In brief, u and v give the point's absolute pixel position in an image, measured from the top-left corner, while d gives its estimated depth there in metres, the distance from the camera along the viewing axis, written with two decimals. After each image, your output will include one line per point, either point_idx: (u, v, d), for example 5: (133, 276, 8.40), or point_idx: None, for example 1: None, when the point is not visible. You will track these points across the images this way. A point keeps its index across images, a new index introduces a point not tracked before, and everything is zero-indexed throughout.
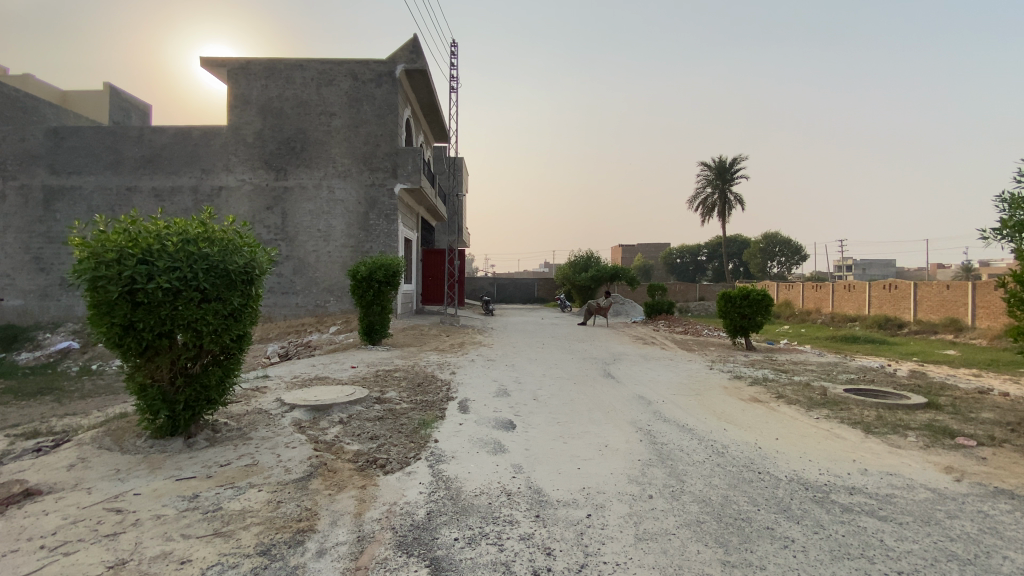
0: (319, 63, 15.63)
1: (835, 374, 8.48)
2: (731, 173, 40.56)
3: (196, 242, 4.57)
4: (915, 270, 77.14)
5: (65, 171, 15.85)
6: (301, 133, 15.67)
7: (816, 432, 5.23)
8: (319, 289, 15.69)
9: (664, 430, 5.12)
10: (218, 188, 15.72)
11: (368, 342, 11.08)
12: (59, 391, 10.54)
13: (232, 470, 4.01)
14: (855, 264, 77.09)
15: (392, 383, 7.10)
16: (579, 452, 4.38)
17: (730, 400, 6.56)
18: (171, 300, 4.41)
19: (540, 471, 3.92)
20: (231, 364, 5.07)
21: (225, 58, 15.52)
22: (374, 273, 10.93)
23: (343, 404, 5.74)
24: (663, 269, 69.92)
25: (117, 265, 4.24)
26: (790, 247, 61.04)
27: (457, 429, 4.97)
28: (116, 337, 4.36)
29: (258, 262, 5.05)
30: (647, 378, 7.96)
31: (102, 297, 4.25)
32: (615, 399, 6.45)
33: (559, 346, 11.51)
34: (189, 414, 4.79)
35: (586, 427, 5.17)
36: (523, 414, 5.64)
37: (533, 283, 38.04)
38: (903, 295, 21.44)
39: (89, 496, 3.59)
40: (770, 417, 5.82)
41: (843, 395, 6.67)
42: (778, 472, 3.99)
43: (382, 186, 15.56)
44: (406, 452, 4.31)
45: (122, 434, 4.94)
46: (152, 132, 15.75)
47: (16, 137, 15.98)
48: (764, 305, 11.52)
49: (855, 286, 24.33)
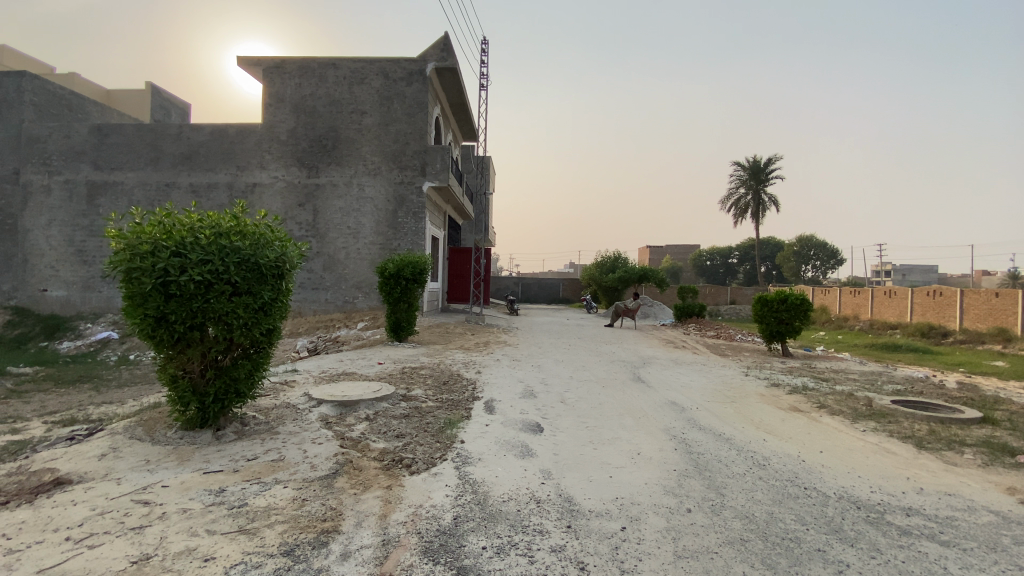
0: (352, 62, 15.78)
1: (880, 384, 8.05)
2: (765, 173, 39.45)
3: (228, 235, 4.58)
4: (958, 276, 73.64)
5: (107, 167, 16.42)
6: (333, 131, 15.85)
7: (864, 446, 4.93)
8: (348, 286, 15.86)
9: (700, 438, 4.90)
10: (252, 184, 16.04)
11: (395, 338, 11.10)
12: (98, 379, 10.90)
13: (259, 464, 3.98)
14: (894, 269, 74.10)
15: (418, 381, 7.04)
16: (611, 459, 4.21)
17: (768, 409, 6.27)
18: (203, 293, 4.42)
19: (570, 478, 3.76)
20: (261, 357, 5.07)
21: (260, 57, 15.83)
22: (402, 270, 10.92)
23: (370, 400, 5.70)
24: (692, 271, 68.61)
25: (150, 257, 4.27)
26: (826, 250, 58.98)
27: (484, 430, 4.85)
28: (149, 328, 4.40)
29: (289, 257, 5.04)
30: (678, 383, 7.69)
31: (137, 289, 4.30)
32: (646, 404, 6.23)
33: (587, 347, 11.30)
34: (218, 407, 4.81)
35: (617, 433, 4.98)
36: (550, 417, 5.49)
37: (559, 283, 37.76)
38: (948, 302, 20.38)
39: (118, 486, 3.63)
40: (812, 428, 5.52)
41: (890, 406, 6.28)
42: (826, 489, 3.74)
43: (410, 184, 15.62)
44: (432, 452, 4.20)
45: (153, 425, 5.00)
46: (190, 129, 16.19)
47: (62, 134, 16.61)
48: (802, 310, 11.08)
49: (897, 292, 23.28)
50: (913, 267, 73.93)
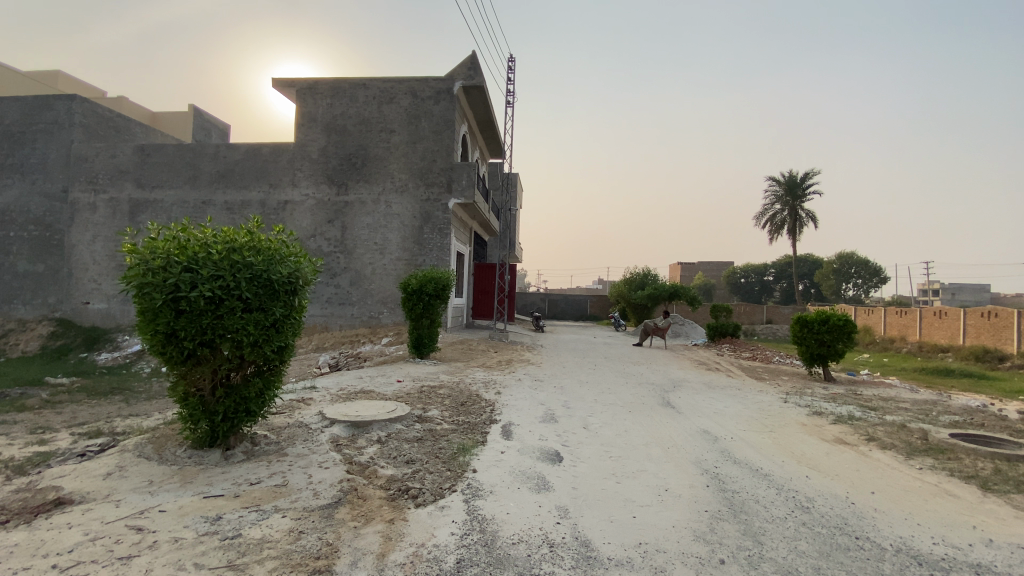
0: (382, 81, 16.04)
1: (936, 414, 7.36)
2: (802, 188, 38.22)
3: (240, 250, 4.48)
4: (1013, 296, 69.42)
5: (149, 186, 17.08)
6: (362, 150, 16.07)
7: (922, 487, 4.39)
8: (374, 301, 15.89)
9: (734, 474, 4.48)
10: (283, 202, 16.39)
11: (417, 355, 10.94)
12: (129, 391, 11.14)
13: (261, 490, 3.80)
14: (942, 289, 70.30)
15: (435, 401, 6.80)
16: (635, 496, 3.86)
17: (810, 441, 5.77)
18: (213, 310, 4.32)
19: (588, 517, 3.45)
20: (273, 375, 4.94)
21: (294, 79, 16.27)
22: (425, 286, 10.80)
23: (383, 421, 5.49)
24: (725, 289, 66.85)
25: (162, 272, 4.21)
26: (868, 268, 56.42)
27: (499, 457, 4.57)
28: (159, 344, 4.33)
29: (303, 272, 4.93)
30: (711, 409, 7.22)
31: (149, 304, 4.25)
32: (675, 433, 5.82)
33: (614, 368, 10.87)
34: (228, 426, 4.68)
35: (642, 465, 4.62)
36: (571, 445, 5.16)
37: (587, 299, 37.25)
38: (1004, 324, 19.02)
39: (117, 509, 3.51)
40: (861, 465, 5.00)
41: (949, 440, 5.67)
42: (881, 540, 3.29)
43: (437, 201, 15.64)
44: (441, 482, 3.95)
45: (164, 442, 4.93)
46: (226, 149, 16.71)
47: (108, 154, 17.39)
48: (845, 332, 10.40)
49: (947, 312, 21.91)
50: (963, 286, 69.98)
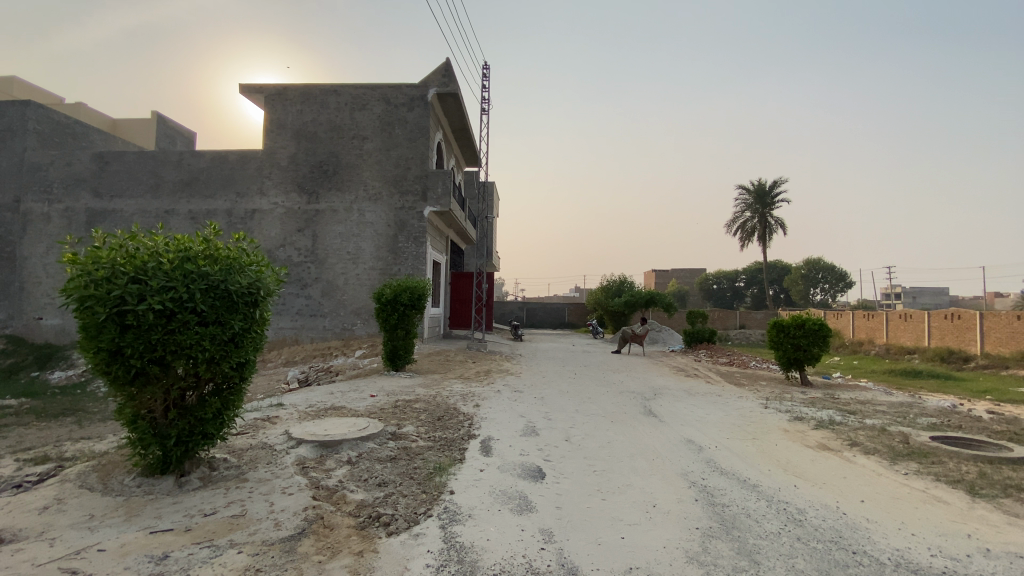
0: (354, 88, 15.72)
1: (914, 416, 7.40)
2: (771, 196, 39.16)
3: (195, 259, 4.14)
4: (969, 299, 72.47)
5: (107, 195, 16.29)
6: (333, 157, 15.68)
7: (910, 494, 4.32)
8: (346, 312, 15.43)
9: (723, 486, 4.32)
10: (251, 211, 15.84)
11: (392, 367, 10.59)
12: (82, 412, 10.45)
13: (215, 522, 3.45)
14: (904, 292, 73.05)
15: (410, 416, 6.50)
16: (622, 514, 3.65)
17: (794, 448, 5.67)
18: (163, 324, 3.96)
19: (573, 540, 3.22)
20: (233, 394, 4.57)
21: (263, 85, 15.83)
22: (399, 296, 10.48)
23: (354, 440, 5.17)
24: (698, 296, 68.03)
25: (106, 284, 3.84)
26: (834, 273, 58.12)
27: (477, 476, 4.32)
28: (103, 363, 3.95)
29: (265, 282, 4.59)
30: (693, 417, 7.10)
31: (91, 319, 3.87)
32: (660, 444, 5.65)
33: (594, 376, 10.70)
34: (182, 450, 4.30)
35: (627, 479, 4.42)
36: (553, 459, 4.94)
37: (565, 308, 37.28)
38: (967, 326, 19.66)
39: (50, 550, 3.11)
40: (847, 471, 4.92)
41: (931, 444, 5.65)
42: (878, 553, 3.16)
43: (411, 209, 15.34)
44: (414, 507, 3.67)
45: (111, 470, 4.51)
46: (191, 156, 16.11)
47: (64, 162, 16.54)
48: (821, 336, 10.49)
49: (912, 315, 22.58)
50: (923, 289, 72.87)
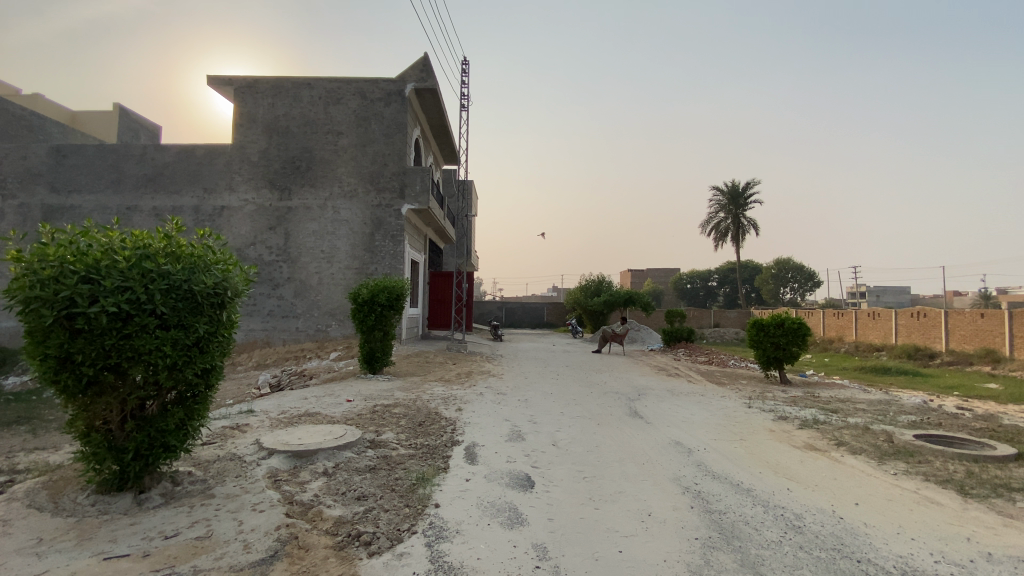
0: (328, 81, 15.25)
1: (894, 414, 7.46)
2: (744, 198, 39.86)
3: (154, 257, 3.80)
4: (929, 297, 75.28)
5: (65, 190, 15.42)
6: (307, 152, 15.19)
7: (902, 496, 4.29)
8: (321, 313, 14.95)
9: (716, 491, 4.19)
10: (219, 208, 15.21)
11: (368, 370, 10.24)
12: (36, 420, 9.79)
13: (177, 546, 3.13)
14: (868, 291, 75.53)
15: (390, 422, 6.22)
16: (617, 524, 3.48)
17: (782, 449, 5.62)
18: (118, 328, 3.60)
19: (569, 556, 3.03)
20: (198, 403, 4.22)
21: (232, 77, 15.23)
22: (377, 296, 10.14)
23: (330, 449, 4.89)
24: (673, 295, 68.97)
25: (53, 284, 3.47)
26: (803, 272, 59.62)
27: (463, 487, 4.09)
28: (50, 372, 3.57)
29: (232, 282, 4.26)
30: (678, 418, 7.02)
31: (35, 324, 3.49)
32: (648, 447, 5.51)
33: (576, 377, 10.56)
34: (141, 465, 3.94)
35: (619, 486, 4.26)
36: (542, 466, 4.75)
37: (543, 307, 37.23)
38: (932, 323, 20.29)
39: None
40: (837, 472, 4.88)
41: (915, 442, 5.67)
42: (883, 562, 3.08)
43: (388, 207, 14.95)
44: (398, 523, 3.42)
45: (63, 486, 4.06)
46: (155, 150, 15.37)
47: (17, 155, 15.58)
48: (800, 335, 10.57)
49: (880, 313, 23.20)
50: (886, 288, 75.48)
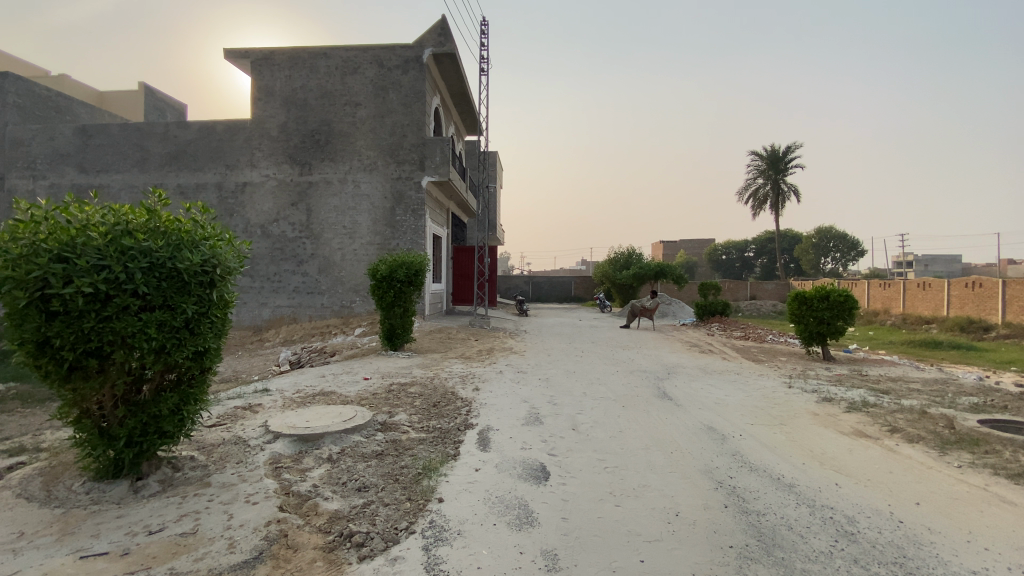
0: (344, 50, 14.79)
1: (955, 396, 6.74)
2: (784, 162, 37.75)
3: (135, 233, 3.52)
4: (984, 265, 70.57)
5: (93, 170, 15.62)
6: (326, 125, 14.88)
7: (971, 494, 3.73)
8: (344, 289, 14.87)
9: (754, 486, 3.74)
10: (241, 184, 15.16)
11: (390, 347, 10.07)
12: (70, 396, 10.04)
13: (160, 543, 2.92)
14: (917, 260, 71.50)
15: (404, 403, 5.96)
16: (639, 527, 3.09)
17: (827, 435, 5.09)
18: (96, 309, 3.35)
19: (582, 567, 2.67)
20: (194, 387, 3.99)
21: (248, 49, 14.93)
22: (395, 272, 9.84)
23: (337, 433, 4.66)
24: (707, 267, 66.95)
25: (24, 263, 3.23)
26: (846, 241, 56.78)
27: (472, 478, 3.76)
28: (31, 356, 3.38)
29: (223, 259, 3.95)
30: (711, 399, 6.52)
31: (10, 306, 3.28)
32: (676, 432, 5.09)
33: (602, 354, 10.10)
34: (135, 452, 3.75)
35: (644, 479, 3.86)
36: (560, 454, 4.38)
37: (571, 281, 36.61)
38: (988, 294, 18.81)
39: None
40: (891, 463, 4.35)
41: (981, 429, 5.05)
42: None
43: (408, 179, 14.57)
44: (396, 520, 3.13)
45: (60, 472, 3.94)
46: (177, 128, 15.36)
47: (45, 136, 15.80)
48: (846, 309, 9.78)
49: (931, 284, 21.69)
50: (936, 257, 71.34)
